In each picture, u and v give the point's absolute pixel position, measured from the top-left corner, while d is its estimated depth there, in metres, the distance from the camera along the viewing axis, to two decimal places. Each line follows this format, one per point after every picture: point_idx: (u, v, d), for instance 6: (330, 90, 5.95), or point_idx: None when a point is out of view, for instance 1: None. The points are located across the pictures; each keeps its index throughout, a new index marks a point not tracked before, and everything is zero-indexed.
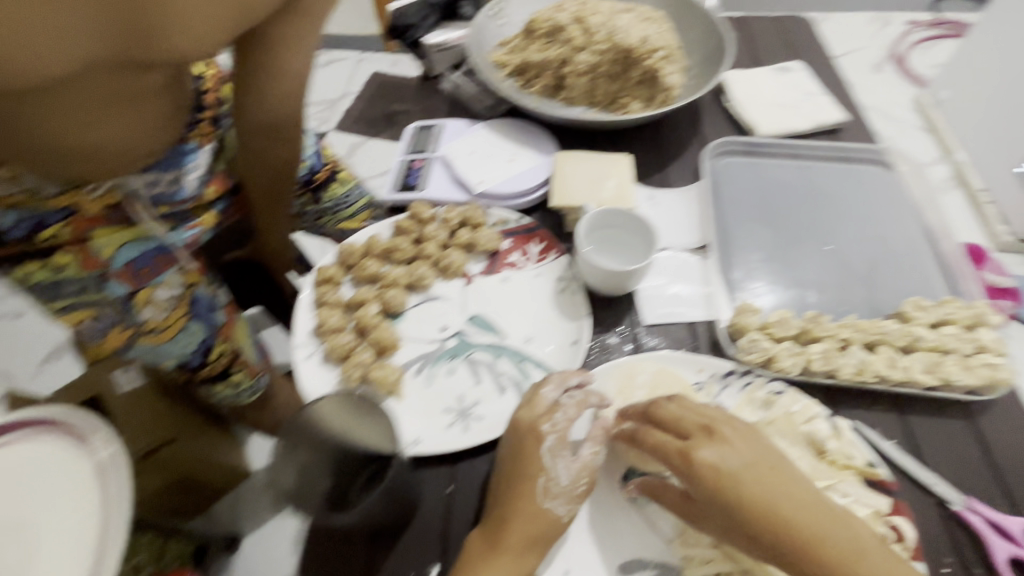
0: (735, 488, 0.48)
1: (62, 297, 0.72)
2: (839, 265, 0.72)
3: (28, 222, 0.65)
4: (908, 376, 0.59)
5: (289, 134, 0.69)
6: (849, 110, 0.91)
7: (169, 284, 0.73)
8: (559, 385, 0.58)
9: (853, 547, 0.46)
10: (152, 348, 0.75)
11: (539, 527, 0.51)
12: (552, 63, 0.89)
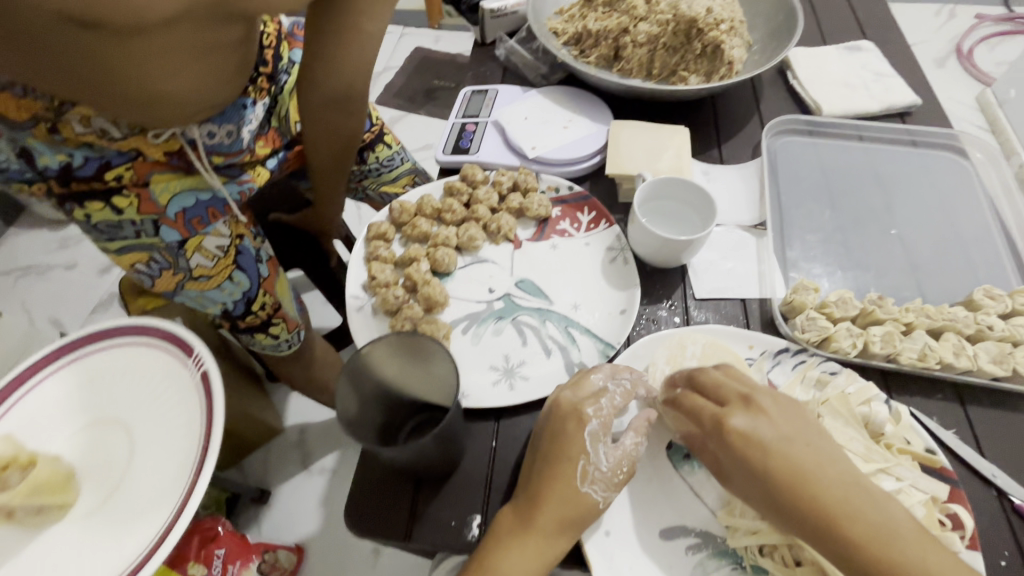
0: (762, 455, 0.47)
1: (116, 239, 0.68)
2: (904, 250, 0.70)
3: (95, 161, 0.61)
4: (975, 365, 0.57)
5: (356, 107, 0.68)
6: (921, 94, 0.87)
7: (218, 233, 0.71)
8: (609, 374, 0.56)
9: (883, 529, 0.43)
10: (199, 293, 0.74)
11: (575, 511, 0.49)
12: (611, 31, 0.87)
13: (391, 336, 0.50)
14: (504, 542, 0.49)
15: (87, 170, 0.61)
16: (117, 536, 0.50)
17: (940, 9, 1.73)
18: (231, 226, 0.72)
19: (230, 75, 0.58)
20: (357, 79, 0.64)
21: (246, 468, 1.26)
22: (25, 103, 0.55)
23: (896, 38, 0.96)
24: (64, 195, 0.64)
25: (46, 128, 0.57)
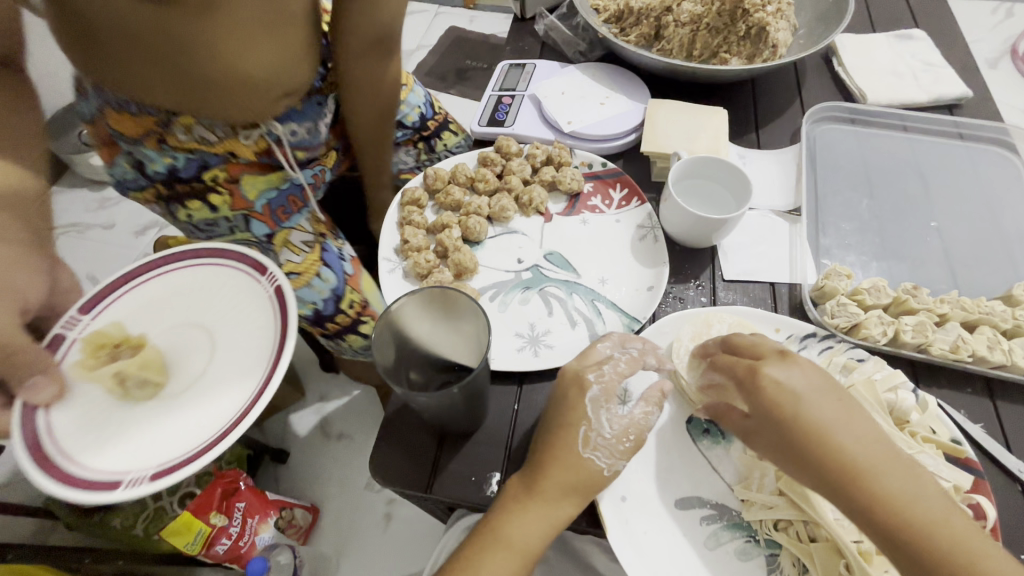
0: (796, 408, 0.45)
1: (216, 235, 0.79)
2: (944, 243, 0.69)
3: (195, 163, 0.70)
4: (1009, 359, 0.56)
5: (391, 47, 0.72)
6: (972, 86, 0.84)
7: (302, 228, 0.78)
8: (616, 342, 0.56)
9: (907, 492, 0.42)
10: (290, 295, 0.76)
11: (580, 475, 0.50)
12: (653, 10, 0.87)
13: (416, 291, 0.52)
14: (510, 505, 0.51)
15: (189, 172, 0.70)
16: (196, 424, 0.52)
17: (997, 7, 1.66)
18: (312, 224, 0.80)
19: (299, 51, 0.64)
20: (390, 25, 0.68)
21: (267, 429, 1.31)
22: (141, 119, 0.65)
23: (950, 28, 0.92)
24: (172, 198, 0.74)
25: (156, 138, 0.66)
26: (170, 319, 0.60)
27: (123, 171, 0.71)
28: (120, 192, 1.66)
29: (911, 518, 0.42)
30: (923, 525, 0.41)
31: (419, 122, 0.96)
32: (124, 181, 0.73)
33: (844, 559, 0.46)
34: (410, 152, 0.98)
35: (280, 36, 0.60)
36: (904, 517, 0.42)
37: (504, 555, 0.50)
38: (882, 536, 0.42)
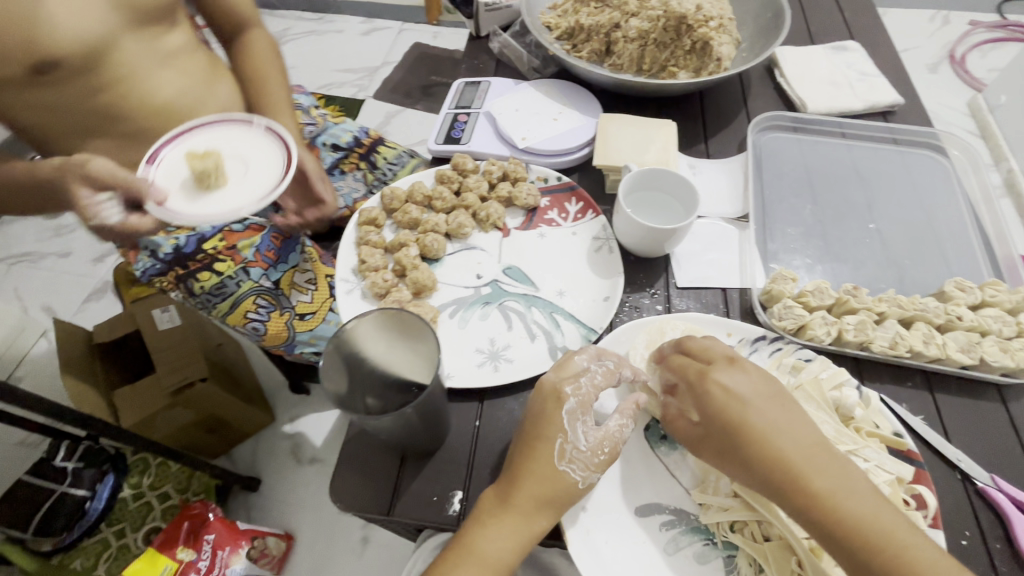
0: (738, 416, 0.48)
1: (226, 297, 0.80)
2: (882, 244, 0.72)
3: (193, 237, 0.78)
4: (943, 353, 0.58)
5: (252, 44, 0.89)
6: (904, 94, 0.89)
7: (302, 268, 0.86)
8: (593, 355, 0.56)
9: (838, 487, 0.45)
10: (309, 334, 0.86)
11: (554, 489, 0.50)
12: (602, 27, 0.88)
13: (379, 310, 0.52)
14: (483, 519, 0.51)
15: (189, 247, 0.77)
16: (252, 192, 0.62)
17: (932, 16, 1.78)
18: (310, 261, 0.87)
19: (199, 80, 0.84)
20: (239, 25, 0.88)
21: (236, 457, 1.29)
22: None
23: (881, 40, 0.98)
24: (184, 276, 0.78)
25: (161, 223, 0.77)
26: (209, 143, 0.68)
27: (141, 263, 0.78)
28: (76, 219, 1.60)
29: (847, 516, 0.44)
30: (854, 521, 0.44)
31: (353, 143, 0.98)
32: (145, 272, 0.78)
33: (796, 556, 0.48)
34: (356, 177, 0.99)
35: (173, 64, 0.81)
36: (835, 511, 0.44)
37: (472, 572, 0.49)
38: (818, 532, 0.45)
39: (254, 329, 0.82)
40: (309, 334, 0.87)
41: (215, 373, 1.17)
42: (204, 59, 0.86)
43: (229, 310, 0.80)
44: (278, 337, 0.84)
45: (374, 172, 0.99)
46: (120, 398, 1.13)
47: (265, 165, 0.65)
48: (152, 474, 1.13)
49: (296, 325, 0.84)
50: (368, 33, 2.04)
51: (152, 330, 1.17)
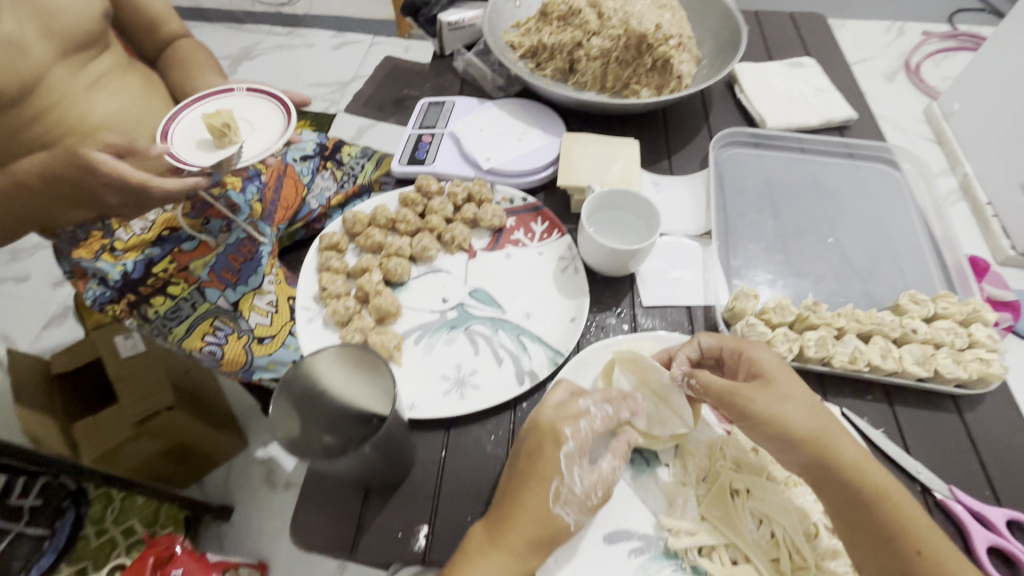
0: (783, 381, 0.52)
1: (182, 321, 0.77)
2: (841, 258, 0.74)
3: (141, 261, 0.76)
4: (899, 366, 0.60)
5: (190, 64, 0.92)
6: (859, 109, 0.92)
7: (264, 292, 0.81)
8: (596, 397, 0.54)
9: (862, 456, 0.49)
10: (269, 359, 0.80)
11: (547, 532, 0.49)
12: (565, 45, 0.89)
13: (338, 345, 0.51)
14: (471, 554, 0.48)
15: (138, 272, 0.75)
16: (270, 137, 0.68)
17: (889, 27, 1.85)
18: (274, 283, 0.82)
19: (138, 102, 0.85)
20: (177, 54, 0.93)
21: (207, 484, 1.24)
22: (94, 239, 0.77)
23: (835, 57, 1.01)
24: (139, 301, 0.76)
25: (109, 249, 0.76)
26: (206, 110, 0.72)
27: (91, 292, 0.75)
28: (33, 241, 1.54)
29: (874, 481, 0.47)
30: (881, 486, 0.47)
31: (318, 148, 0.97)
32: (95, 300, 0.75)
33: None
34: (326, 177, 0.95)
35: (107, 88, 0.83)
36: (863, 476, 0.47)
37: None
38: (850, 495, 0.47)
39: (211, 354, 0.77)
40: (270, 359, 0.80)
41: (182, 399, 1.13)
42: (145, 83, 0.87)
43: (185, 334, 0.77)
44: (236, 363, 0.78)
45: (341, 169, 0.96)
46: (80, 432, 1.08)
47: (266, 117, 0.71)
48: (116, 507, 1.09)
49: (254, 349, 0.79)
50: (338, 47, 2.02)
51: (114, 358, 1.14)
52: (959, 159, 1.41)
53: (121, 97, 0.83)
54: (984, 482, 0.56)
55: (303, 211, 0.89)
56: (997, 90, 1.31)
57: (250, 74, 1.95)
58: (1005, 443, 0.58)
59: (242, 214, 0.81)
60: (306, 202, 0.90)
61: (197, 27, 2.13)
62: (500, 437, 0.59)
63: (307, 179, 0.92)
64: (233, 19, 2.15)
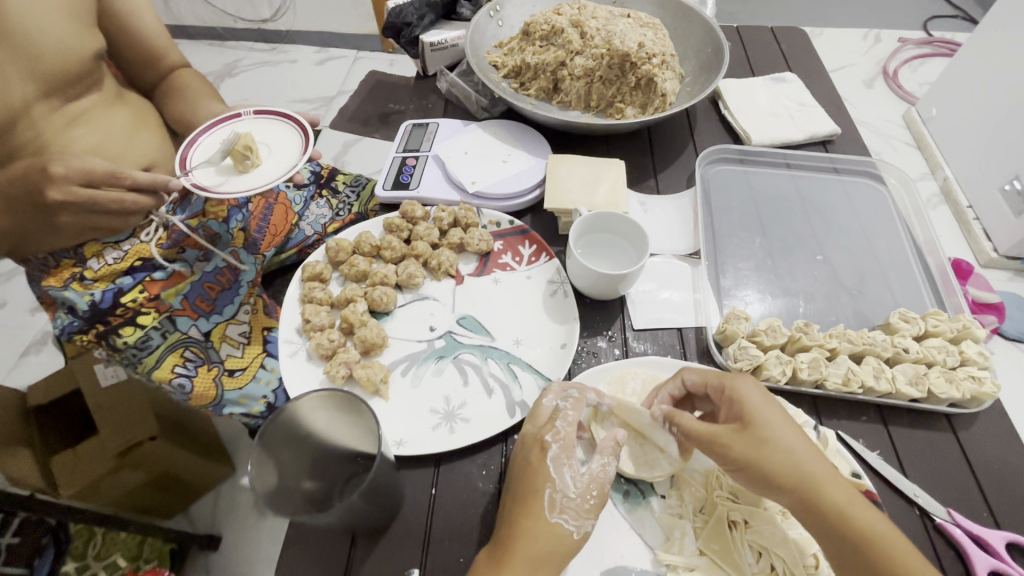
0: (766, 421, 0.48)
1: (152, 353, 0.71)
2: (829, 275, 0.74)
3: (110, 291, 0.72)
4: (893, 388, 0.59)
5: (182, 86, 0.86)
6: (841, 123, 0.92)
7: (238, 321, 0.77)
8: (559, 393, 0.55)
9: (850, 500, 0.45)
10: (240, 392, 0.73)
11: (551, 547, 0.47)
12: (548, 65, 0.88)
13: (323, 390, 0.49)
14: None
15: (107, 302, 0.71)
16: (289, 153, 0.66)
17: (866, 34, 1.89)
18: (250, 312, 0.77)
19: (129, 127, 0.78)
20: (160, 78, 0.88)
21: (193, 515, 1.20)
22: (61, 269, 0.73)
23: (816, 70, 1.02)
24: (105, 333, 0.69)
25: (78, 278, 0.72)
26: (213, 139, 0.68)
27: (60, 321, 0.71)
28: (8, 267, 1.49)
29: (865, 522, 0.45)
30: (869, 531, 0.44)
31: (313, 176, 0.96)
32: (63, 330, 0.71)
33: None
34: (322, 205, 0.92)
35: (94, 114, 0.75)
36: (848, 523, 0.45)
37: None
38: (835, 537, 0.45)
39: (180, 387, 0.71)
40: (242, 393, 0.73)
41: (165, 426, 1.12)
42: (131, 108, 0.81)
43: (154, 366, 0.71)
44: (205, 398, 0.72)
45: (336, 198, 0.94)
46: (55, 465, 1.05)
47: (276, 135, 0.69)
48: (98, 543, 1.02)
49: (225, 382, 0.72)
50: (322, 62, 2.01)
51: (95, 388, 1.12)
52: (939, 164, 1.43)
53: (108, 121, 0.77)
54: (982, 502, 0.55)
55: (296, 238, 0.85)
56: (973, 97, 1.34)
57: (233, 91, 1.92)
58: (1001, 461, 0.58)
59: (222, 243, 0.79)
60: (297, 228, 0.87)
61: (177, 44, 2.10)
62: (491, 471, 0.58)
63: (300, 206, 0.90)
64: (214, 36, 2.13)
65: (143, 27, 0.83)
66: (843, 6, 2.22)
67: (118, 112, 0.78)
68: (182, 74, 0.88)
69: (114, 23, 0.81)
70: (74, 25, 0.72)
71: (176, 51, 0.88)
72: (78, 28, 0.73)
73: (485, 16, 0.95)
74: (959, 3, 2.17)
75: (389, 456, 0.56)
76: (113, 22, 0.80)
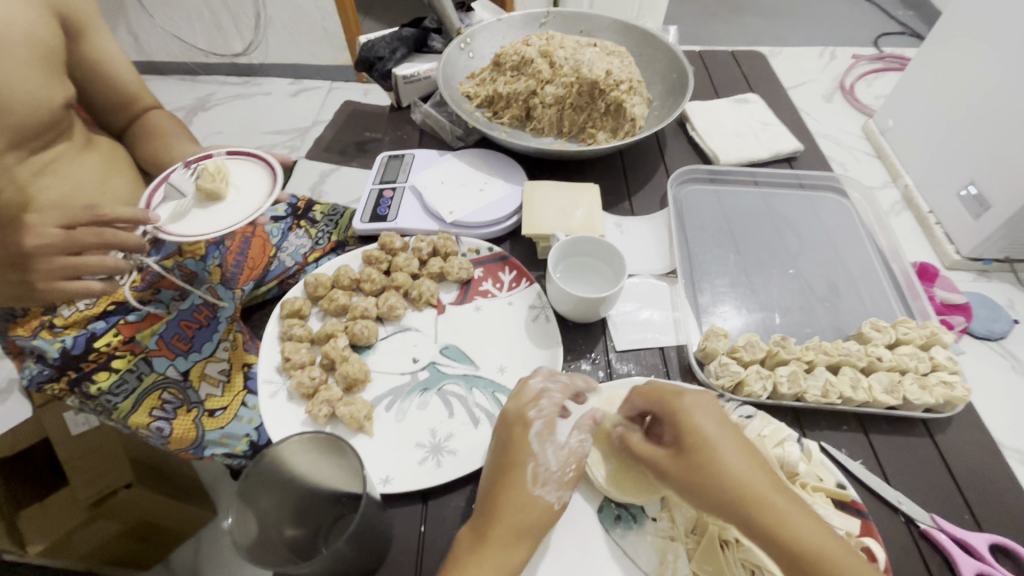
0: (701, 444, 0.46)
1: (127, 396, 0.69)
2: (801, 288, 0.76)
3: (82, 336, 0.70)
4: (870, 397, 0.60)
5: (155, 126, 0.86)
6: (803, 140, 0.96)
7: (217, 359, 0.74)
8: (547, 376, 0.58)
9: (794, 518, 0.42)
10: (220, 433, 0.70)
11: (531, 518, 0.48)
12: (520, 94, 0.91)
13: (303, 434, 0.47)
14: (462, 559, 0.46)
15: (79, 348, 0.69)
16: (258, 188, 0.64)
17: (822, 53, 2.01)
18: (230, 348, 0.75)
19: (100, 173, 0.77)
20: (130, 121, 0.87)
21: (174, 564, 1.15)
22: (31, 319, 0.72)
23: (776, 91, 1.06)
24: (79, 380, 0.69)
25: (48, 326, 0.71)
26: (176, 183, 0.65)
27: (29, 371, 0.69)
28: None
29: (816, 548, 0.40)
30: (813, 551, 0.40)
31: (290, 210, 0.96)
32: (32, 380, 0.69)
33: None
34: (301, 235, 0.91)
35: (62, 164, 0.74)
36: (791, 543, 0.40)
37: None
38: (783, 565, 0.41)
39: (158, 431, 0.69)
40: (223, 433, 0.70)
41: (143, 473, 1.06)
42: (101, 152, 0.80)
43: (129, 411, 0.69)
44: (183, 440, 0.69)
45: (315, 227, 0.93)
46: (24, 522, 1.00)
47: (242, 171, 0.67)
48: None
49: (205, 423, 0.70)
50: (297, 94, 2.02)
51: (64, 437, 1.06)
52: (899, 171, 1.49)
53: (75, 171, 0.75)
54: (964, 506, 0.56)
55: (275, 270, 0.82)
56: (924, 109, 1.41)
57: (206, 125, 1.92)
58: (977, 463, 0.59)
59: (199, 282, 0.78)
60: (277, 260, 0.84)
61: (149, 81, 2.09)
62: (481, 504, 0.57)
63: (278, 238, 0.89)
64: (187, 71, 2.12)
65: (116, 72, 0.83)
66: (799, 26, 2.33)
67: (89, 159, 0.77)
68: (155, 114, 0.87)
69: (84, 70, 0.80)
70: (45, 76, 0.72)
71: (149, 94, 0.87)
72: (48, 79, 0.72)
73: (456, 48, 0.97)
74: (905, 21, 2.31)
75: (376, 494, 0.55)
76: (83, 69, 0.80)
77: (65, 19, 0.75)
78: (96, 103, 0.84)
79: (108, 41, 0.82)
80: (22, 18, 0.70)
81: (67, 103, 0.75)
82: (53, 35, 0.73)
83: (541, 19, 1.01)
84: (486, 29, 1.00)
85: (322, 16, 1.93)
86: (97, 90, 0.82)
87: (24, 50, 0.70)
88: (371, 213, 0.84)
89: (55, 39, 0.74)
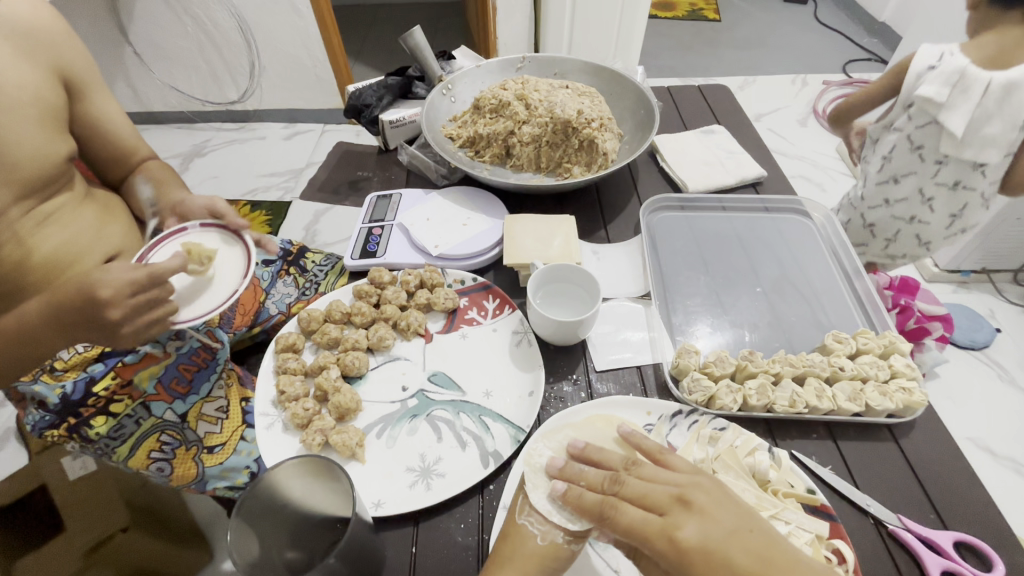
0: (709, 558, 0.42)
1: (126, 441, 0.72)
2: (769, 304, 0.81)
3: (80, 381, 0.71)
4: (835, 405, 0.64)
5: (150, 173, 0.91)
6: (766, 166, 1.02)
7: (214, 398, 0.76)
8: (548, 440, 0.57)
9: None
10: (220, 467, 0.74)
11: (535, 563, 0.49)
12: (499, 134, 0.97)
13: (296, 458, 0.50)
14: None
15: (78, 394, 0.70)
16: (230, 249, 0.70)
17: (794, 80, 2.17)
18: (226, 387, 0.77)
19: (95, 225, 0.81)
20: (127, 170, 0.92)
21: None
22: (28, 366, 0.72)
23: (741, 121, 1.14)
24: (76, 426, 0.69)
25: (44, 370, 0.72)
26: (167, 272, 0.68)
27: (30, 417, 0.70)
28: None
29: None
30: None
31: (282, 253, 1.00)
32: (34, 427, 0.69)
33: None
34: (287, 283, 0.95)
35: (59, 215, 0.78)
36: None
37: None
38: None
39: (159, 471, 0.73)
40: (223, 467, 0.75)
41: (139, 513, 1.07)
42: (97, 202, 0.84)
43: (129, 454, 0.72)
44: (186, 478, 0.73)
45: (304, 276, 0.97)
46: (20, 570, 1.00)
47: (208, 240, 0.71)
48: None
49: (204, 460, 0.73)
50: (291, 137, 2.11)
51: (61, 482, 1.10)
52: None
53: (73, 220, 0.79)
54: (930, 507, 0.59)
55: (265, 313, 0.88)
56: None
57: (203, 170, 1.99)
58: (940, 465, 0.62)
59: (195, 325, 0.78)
60: (263, 307, 0.89)
61: (148, 129, 2.18)
62: (469, 524, 0.59)
63: (267, 282, 0.94)
64: (184, 119, 2.20)
65: (115, 127, 0.89)
66: (770, 54, 2.46)
67: (87, 209, 0.81)
68: (150, 161, 0.93)
69: (84, 126, 0.86)
70: (48, 133, 0.77)
71: (145, 146, 0.93)
72: (51, 136, 0.77)
73: (438, 95, 1.04)
74: (869, 47, 2.45)
75: (368, 517, 0.58)
76: (84, 126, 0.86)
77: (68, 82, 0.81)
78: (96, 157, 0.89)
79: (108, 100, 0.88)
80: (29, 81, 0.75)
81: (68, 156, 0.80)
82: (56, 95, 0.79)
83: (517, 64, 1.09)
84: (466, 75, 1.07)
85: (314, 63, 2.02)
86: (94, 146, 0.88)
87: (30, 110, 0.75)
88: (357, 251, 0.88)
89: (59, 99, 0.79)
